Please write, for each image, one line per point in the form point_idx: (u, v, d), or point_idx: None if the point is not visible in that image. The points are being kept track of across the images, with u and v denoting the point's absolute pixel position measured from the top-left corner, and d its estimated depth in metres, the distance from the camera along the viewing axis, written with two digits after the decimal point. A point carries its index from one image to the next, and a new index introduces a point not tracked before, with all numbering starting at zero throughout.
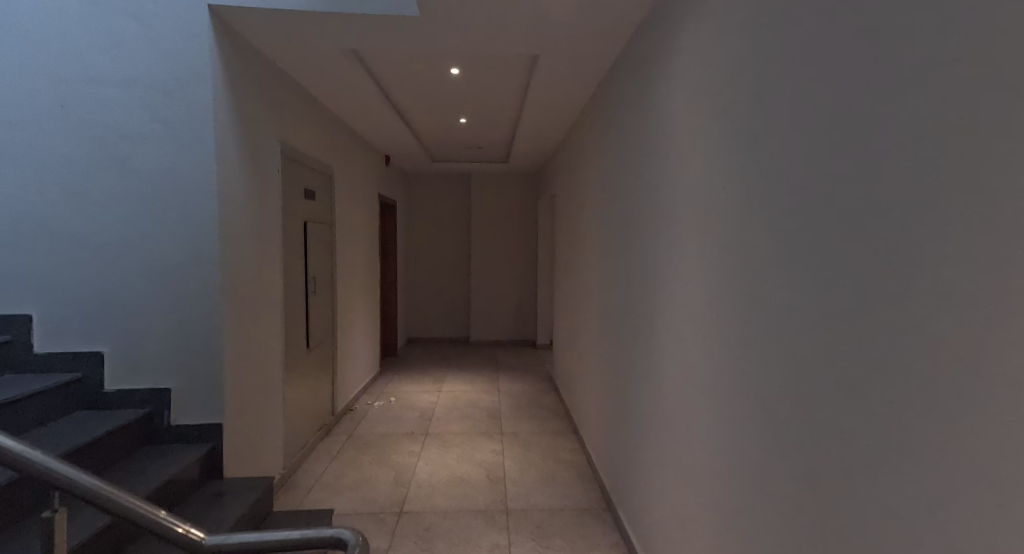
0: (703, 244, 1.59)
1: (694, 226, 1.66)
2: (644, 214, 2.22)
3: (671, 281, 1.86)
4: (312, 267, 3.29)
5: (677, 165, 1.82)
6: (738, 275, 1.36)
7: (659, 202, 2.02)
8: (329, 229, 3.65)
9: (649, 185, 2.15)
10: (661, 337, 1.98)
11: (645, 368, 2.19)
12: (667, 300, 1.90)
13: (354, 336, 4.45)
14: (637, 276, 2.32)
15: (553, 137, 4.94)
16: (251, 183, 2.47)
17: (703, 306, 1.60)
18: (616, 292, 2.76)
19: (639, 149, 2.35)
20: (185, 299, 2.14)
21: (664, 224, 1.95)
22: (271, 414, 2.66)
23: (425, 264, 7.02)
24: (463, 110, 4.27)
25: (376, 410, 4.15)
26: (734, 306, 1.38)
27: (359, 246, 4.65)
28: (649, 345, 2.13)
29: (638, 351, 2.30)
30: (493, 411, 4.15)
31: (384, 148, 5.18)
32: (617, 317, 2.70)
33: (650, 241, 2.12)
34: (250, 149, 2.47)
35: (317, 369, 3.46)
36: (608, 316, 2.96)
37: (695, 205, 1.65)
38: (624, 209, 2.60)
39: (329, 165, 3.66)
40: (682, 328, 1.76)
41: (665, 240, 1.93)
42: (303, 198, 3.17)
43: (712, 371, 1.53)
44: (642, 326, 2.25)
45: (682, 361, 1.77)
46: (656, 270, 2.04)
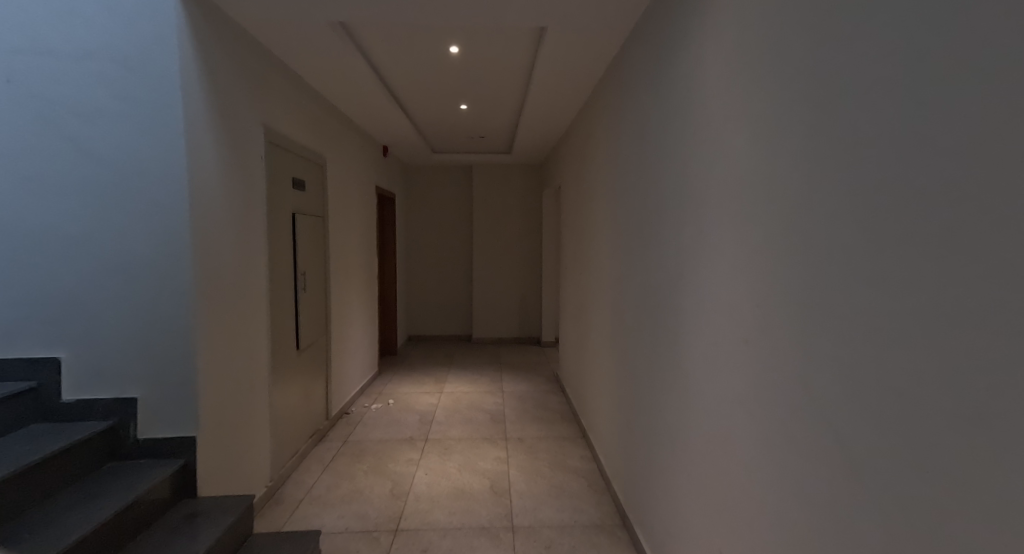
0: (743, 231, 1.34)
1: (732, 212, 1.42)
2: (668, 200, 1.97)
3: (702, 276, 1.62)
4: (302, 262, 3.07)
5: (709, 141, 1.57)
6: (787, 267, 1.12)
7: (685, 187, 1.77)
8: (321, 222, 3.42)
9: (673, 167, 1.90)
10: (688, 339, 1.74)
11: (668, 374, 1.95)
12: (697, 297, 1.66)
13: (350, 336, 4.23)
14: (658, 272, 2.08)
15: (559, 123, 4.69)
16: (228, 169, 2.24)
17: (742, 305, 1.35)
18: (631, 288, 2.51)
19: (659, 129, 2.10)
20: (152, 298, 1.91)
21: (692, 211, 1.71)
22: (255, 423, 2.45)
23: (426, 260, 6.80)
24: (464, 94, 4.03)
25: (374, 413, 3.94)
26: (784, 307, 1.13)
27: (355, 240, 4.42)
28: (672, 348, 1.89)
29: (659, 354, 2.06)
30: (496, 415, 3.92)
31: (382, 137, 4.94)
32: (634, 315, 2.46)
33: (675, 231, 1.87)
34: (228, 132, 2.25)
35: (308, 372, 3.24)
36: (621, 315, 2.73)
37: (733, 185, 1.40)
38: (642, 196, 2.35)
39: (320, 154, 3.43)
40: (715, 331, 1.52)
41: (694, 229, 1.69)
42: (291, 187, 2.94)
43: (754, 384, 1.29)
44: (663, 326, 2.01)
45: (715, 370, 1.53)
46: (682, 264, 1.79)
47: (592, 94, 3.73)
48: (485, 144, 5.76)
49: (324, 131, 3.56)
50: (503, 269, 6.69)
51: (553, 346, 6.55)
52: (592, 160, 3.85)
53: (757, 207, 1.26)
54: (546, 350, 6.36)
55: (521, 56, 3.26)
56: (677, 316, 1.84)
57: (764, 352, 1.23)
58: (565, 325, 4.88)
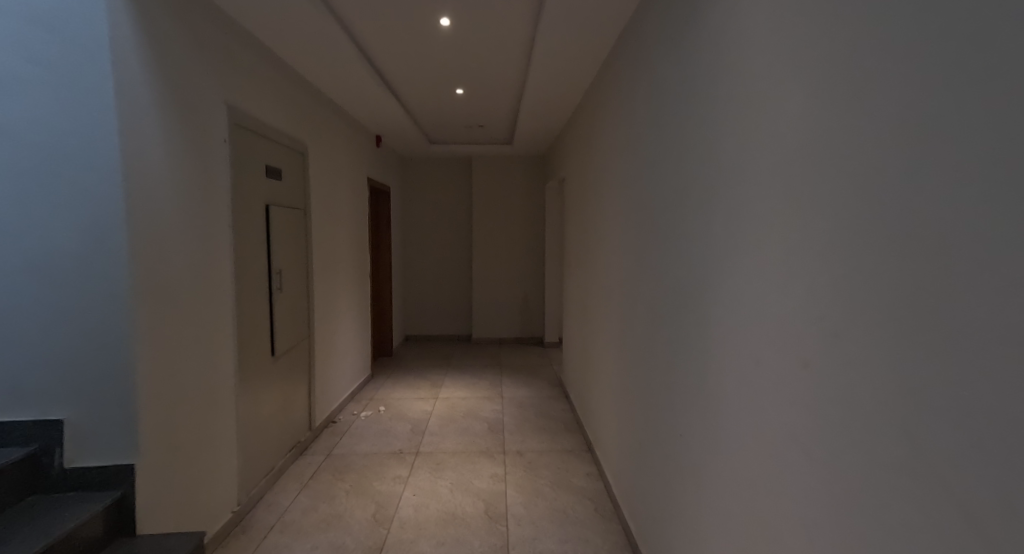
0: (791, 217, 1.02)
1: (775, 191, 1.08)
2: (691, 185, 1.64)
3: (737, 274, 1.29)
4: (278, 259, 2.79)
5: (743, 106, 1.24)
6: (859, 266, 0.79)
7: (713, 167, 1.45)
8: (302, 215, 3.14)
9: (697, 145, 1.59)
10: (718, 353, 1.42)
11: (691, 392, 1.64)
12: (729, 301, 1.34)
13: (337, 338, 3.94)
14: (678, 272, 1.76)
15: (562, 107, 4.38)
16: (180, 153, 1.96)
17: (790, 315, 1.03)
18: (646, 288, 2.20)
19: (678, 102, 1.78)
20: (84, 301, 1.63)
21: (723, 196, 1.38)
22: (218, 440, 2.18)
23: (424, 257, 6.51)
24: (459, 76, 3.73)
25: (363, 422, 3.66)
26: (860, 323, 0.79)
27: (344, 236, 4.14)
28: (697, 361, 1.58)
29: (678, 366, 1.75)
30: (495, 425, 3.63)
31: (374, 126, 4.65)
32: (648, 319, 2.15)
33: (700, 221, 1.56)
34: (180, 109, 1.97)
35: (288, 379, 2.97)
36: (634, 317, 2.42)
37: (777, 158, 1.07)
38: (658, 182, 2.04)
39: (300, 141, 3.14)
40: (757, 348, 1.18)
41: (727, 217, 1.36)
42: (264, 175, 2.65)
43: (806, 423, 0.97)
44: (685, 336, 1.69)
45: (753, 395, 1.21)
46: (710, 263, 1.47)
47: (600, 74, 3.41)
48: (484, 133, 5.44)
49: (305, 116, 3.27)
50: (504, 266, 6.39)
51: (556, 346, 6.24)
52: (599, 147, 3.53)
53: (811, 183, 0.93)
54: (549, 351, 6.06)
55: (520, 31, 2.95)
56: (704, 323, 1.53)
57: (822, 380, 0.91)
58: (569, 325, 4.58)
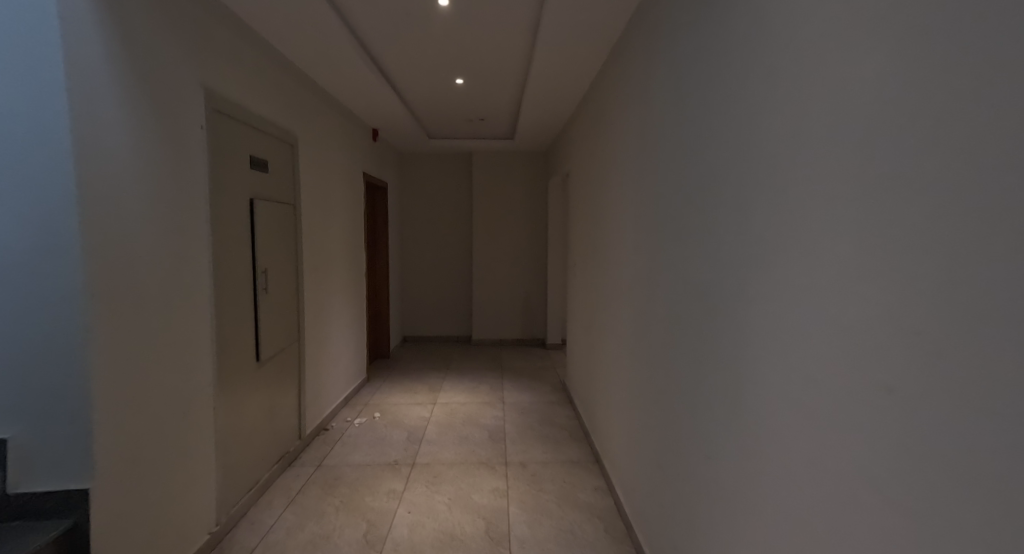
0: (852, 206, 0.81)
1: (831, 172, 0.88)
2: (715, 173, 1.45)
3: (777, 275, 1.09)
4: (264, 257, 2.59)
5: (785, 75, 1.04)
6: (965, 266, 0.58)
7: (745, 150, 1.25)
8: (292, 210, 2.95)
9: (721, 128, 1.40)
10: (752, 366, 1.23)
11: (719, 408, 1.45)
12: (767, 307, 1.14)
13: (330, 341, 3.75)
14: (702, 272, 1.57)
15: (566, 98, 4.19)
16: (147, 139, 1.77)
17: (849, 326, 0.83)
18: (665, 289, 2.01)
19: (700, 81, 1.59)
20: (33, 304, 1.45)
21: (757, 183, 1.18)
22: (192, 456, 1.99)
23: (422, 255, 6.32)
24: (459, 64, 3.53)
25: (357, 429, 3.47)
26: (958, 336, 0.59)
27: (339, 233, 3.96)
28: (726, 374, 1.39)
29: (703, 379, 1.56)
30: (495, 433, 3.44)
31: (370, 118, 4.46)
32: (668, 323, 1.96)
33: (728, 213, 1.36)
34: (148, 91, 1.77)
35: (275, 385, 2.78)
36: (650, 321, 2.22)
37: (833, 132, 0.87)
38: (676, 171, 1.85)
39: (290, 130, 2.95)
40: (803, 363, 0.99)
41: (762, 208, 1.16)
42: (250, 166, 2.46)
43: (871, 460, 0.77)
44: (711, 344, 1.50)
45: (797, 421, 1.02)
46: (742, 261, 1.28)
47: (608, 62, 3.22)
48: (486, 127, 5.25)
49: (295, 104, 3.09)
50: (505, 265, 6.20)
51: (559, 348, 6.05)
52: (608, 139, 3.34)
53: (887, 159, 0.73)
54: (552, 353, 5.87)
55: (522, 14, 2.76)
56: (734, 330, 1.33)
57: (898, 412, 0.71)
58: (573, 327, 4.40)
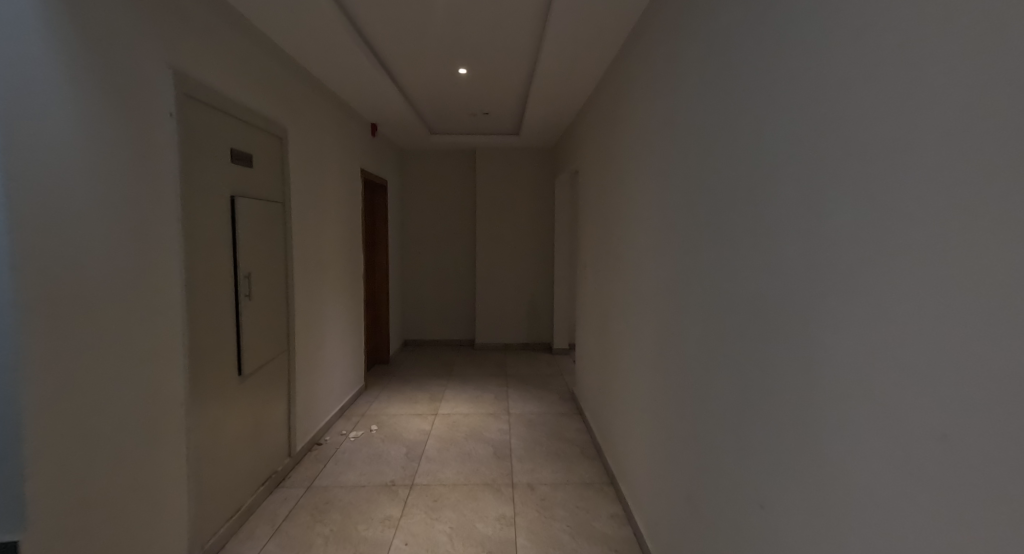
0: (996, 199, 0.55)
1: (958, 151, 0.61)
2: (766, 165, 1.21)
3: (861, 292, 0.83)
4: (248, 261, 2.36)
5: (871, 27, 0.78)
6: None
7: (809, 133, 0.99)
8: (280, 209, 2.72)
9: (774, 110, 1.15)
10: (823, 406, 0.97)
11: (770, 446, 1.20)
12: (847, 335, 0.88)
13: (324, 349, 3.52)
14: (747, 283, 1.32)
15: (576, 90, 3.94)
16: (103, 128, 1.53)
17: (995, 375, 0.56)
18: (695, 299, 1.76)
19: (740, 57, 1.34)
20: None
21: (829, 173, 0.92)
22: (155, 487, 1.75)
23: (423, 256, 6.08)
24: (462, 53, 3.29)
25: (352, 444, 3.24)
26: None
27: (334, 233, 3.73)
28: (782, 408, 1.14)
29: (749, 410, 1.31)
30: (500, 449, 3.20)
31: (368, 112, 4.22)
32: (699, 339, 1.70)
33: (785, 213, 1.11)
34: (105, 74, 1.54)
35: (261, 400, 2.55)
36: (676, 334, 1.97)
37: (966, 93, 0.60)
38: (710, 166, 1.60)
39: (278, 123, 2.72)
40: (893, 406, 0.75)
41: (838, 204, 0.90)
42: (231, 161, 2.23)
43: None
44: (763, 372, 1.24)
45: (883, 481, 0.77)
46: (808, 274, 1.01)
47: (623, 49, 2.97)
48: (490, 122, 5.00)
49: (284, 95, 2.85)
50: (509, 266, 5.95)
51: (566, 354, 5.79)
52: (623, 133, 3.08)
53: None
54: (558, 359, 5.62)
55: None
56: (796, 357, 1.08)
57: None
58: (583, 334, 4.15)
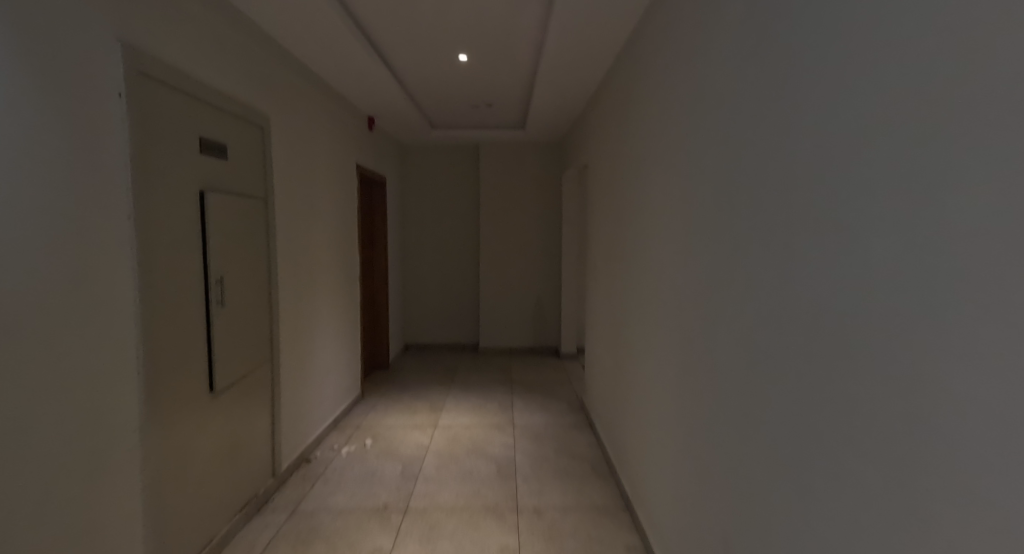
0: None
1: None
2: (815, 142, 0.95)
3: (955, 307, 0.57)
4: (221, 263, 2.12)
5: None
6: None
7: (889, 85, 0.72)
8: (261, 206, 2.48)
9: (833, 64, 0.87)
10: (902, 468, 0.68)
11: (817, 492, 0.95)
12: (943, 372, 0.60)
13: (316, 357, 3.28)
14: (795, 290, 1.04)
15: (585, 79, 3.68)
16: (42, 111, 1.30)
17: None
18: (725, 306, 1.48)
19: (793, 4, 1.05)
20: None
21: (912, 138, 0.65)
22: (101, 529, 1.50)
23: (424, 256, 5.84)
24: (461, 37, 3.05)
25: (343, 460, 3.00)
26: None
27: (326, 233, 3.50)
28: (835, 454, 0.87)
29: (798, 453, 1.03)
30: (504, 467, 2.94)
31: (364, 104, 3.98)
32: (729, 355, 1.43)
33: (845, 197, 0.83)
34: (46, 47, 1.31)
35: (240, 416, 2.31)
36: (702, 346, 1.69)
37: None
38: (744, 150, 1.34)
39: (258, 112, 2.48)
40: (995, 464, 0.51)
41: (933, 175, 0.61)
42: (201, 153, 1.99)
43: None
44: (811, 405, 0.96)
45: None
46: (881, 278, 0.73)
47: (638, 28, 2.68)
48: (494, 115, 4.75)
49: (267, 83, 2.62)
50: (514, 267, 5.69)
51: (575, 358, 5.52)
52: (639, 121, 2.80)
53: None
54: (566, 364, 5.36)
55: None
56: (861, 394, 0.80)
57: None
58: (593, 340, 3.88)
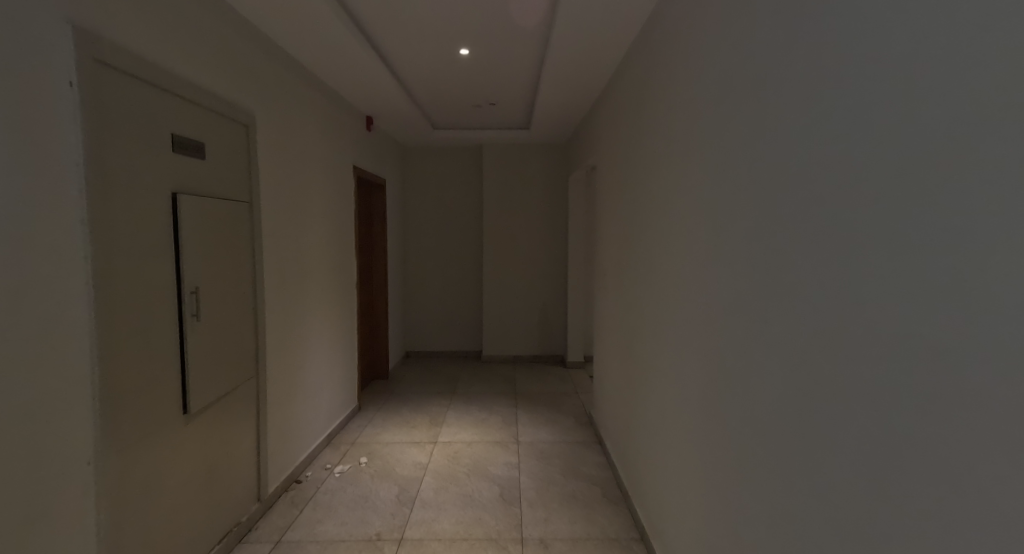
0: None
1: None
2: (876, 130, 0.76)
3: None
4: (198, 273, 1.94)
5: None
6: None
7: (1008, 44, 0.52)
8: (245, 210, 2.31)
9: (910, 30, 0.68)
10: None
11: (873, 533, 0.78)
12: None
13: (308, 370, 3.09)
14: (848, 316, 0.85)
15: (593, 78, 3.49)
16: None
17: None
18: (755, 328, 1.27)
19: None
20: None
21: None
22: None
23: (426, 262, 5.66)
24: (462, 32, 2.87)
25: (335, 481, 2.81)
26: None
27: (320, 238, 3.32)
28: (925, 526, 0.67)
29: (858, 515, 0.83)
30: (508, 490, 2.73)
31: (361, 103, 3.81)
32: (763, 386, 1.22)
33: (940, 199, 0.62)
34: None
35: (219, 440, 2.12)
36: (728, 371, 1.48)
37: None
38: (773, 146, 1.15)
39: (242, 110, 2.31)
40: None
41: None
42: (173, 152, 1.81)
43: None
44: (881, 464, 0.76)
45: None
46: (1012, 312, 0.52)
47: (651, 18, 2.47)
48: (497, 115, 4.57)
49: (254, 79, 2.45)
50: (518, 272, 5.49)
51: (581, 368, 5.31)
52: (649, 120, 2.61)
53: None
54: (573, 373, 5.14)
55: None
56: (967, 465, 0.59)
57: None
58: (602, 351, 3.68)
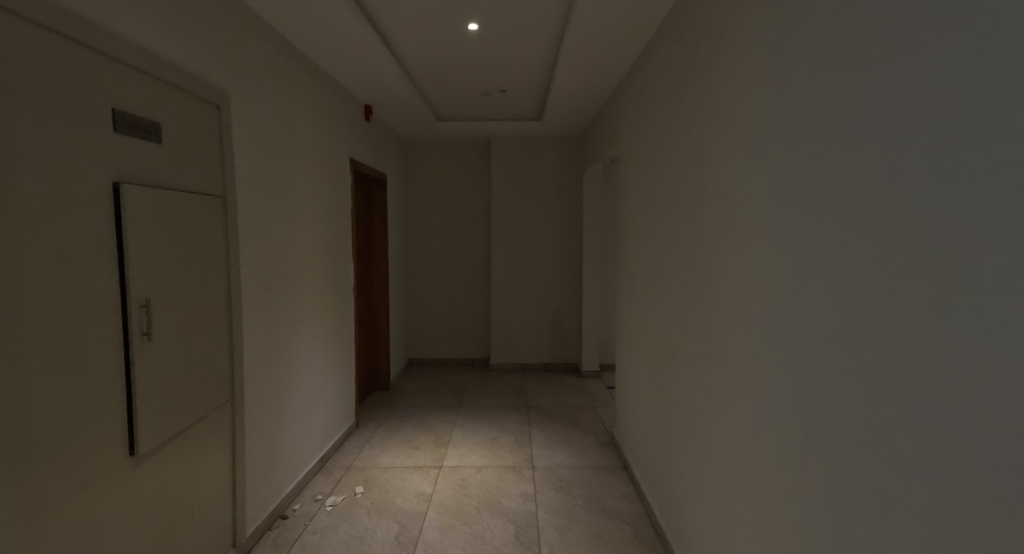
0: None
1: None
2: None
3: None
4: (152, 282, 1.60)
5: None
6: None
7: None
8: (216, 205, 1.95)
9: None
10: None
11: None
12: None
13: (297, 387, 2.74)
14: None
15: (617, 63, 3.12)
16: None
17: None
18: (875, 366, 0.89)
19: None
20: None
21: None
22: None
23: (430, 263, 5.30)
24: (470, 7, 2.49)
25: (326, 517, 2.46)
26: None
27: (312, 238, 2.97)
28: None
29: None
30: (524, 529, 2.36)
31: (358, 90, 3.46)
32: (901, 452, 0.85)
33: None
34: None
35: (180, 482, 1.77)
36: (816, 417, 1.11)
37: None
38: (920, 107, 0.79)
39: (213, 86, 1.96)
40: None
41: None
42: (117, 131, 1.47)
43: None
44: None
45: None
46: None
47: None
48: (508, 104, 4.20)
49: (229, 51, 2.10)
50: (528, 275, 5.11)
51: (597, 378, 4.93)
52: (682, 102, 2.25)
53: None
54: (588, 384, 4.77)
55: None
56: None
57: None
58: (625, 365, 3.30)
